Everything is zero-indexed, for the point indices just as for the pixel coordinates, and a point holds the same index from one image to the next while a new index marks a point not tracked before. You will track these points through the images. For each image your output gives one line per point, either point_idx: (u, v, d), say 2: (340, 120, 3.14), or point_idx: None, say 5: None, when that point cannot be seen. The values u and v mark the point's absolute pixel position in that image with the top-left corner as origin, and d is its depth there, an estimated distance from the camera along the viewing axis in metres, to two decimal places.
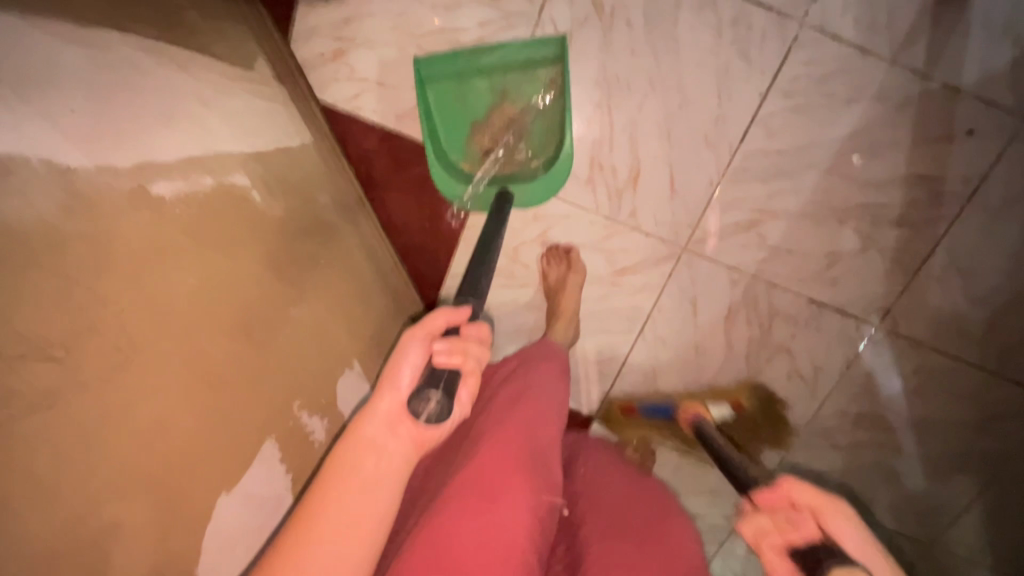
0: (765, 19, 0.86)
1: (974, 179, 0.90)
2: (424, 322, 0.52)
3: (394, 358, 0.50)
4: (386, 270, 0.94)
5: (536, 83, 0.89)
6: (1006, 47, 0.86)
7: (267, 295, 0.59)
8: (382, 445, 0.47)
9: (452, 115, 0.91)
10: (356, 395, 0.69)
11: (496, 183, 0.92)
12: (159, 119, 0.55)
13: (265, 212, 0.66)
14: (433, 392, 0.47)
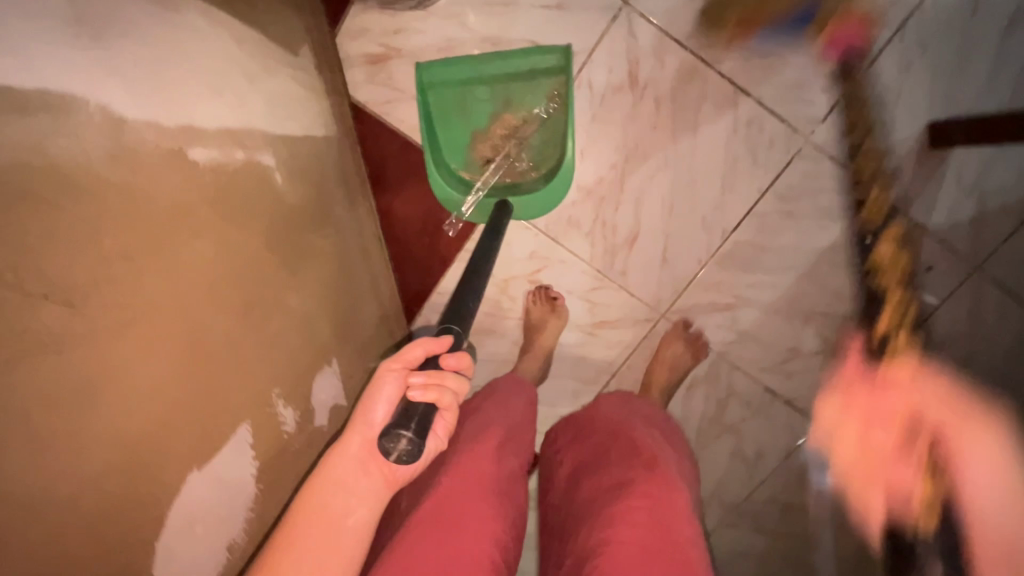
0: (776, 128, 0.93)
1: (924, 310, 0.97)
2: (401, 355, 0.54)
3: (369, 392, 0.52)
4: (379, 275, 0.95)
5: (538, 92, 0.91)
6: (969, 204, 0.92)
7: (268, 276, 0.59)
8: (352, 482, 0.50)
9: (453, 123, 0.92)
10: (329, 393, 0.69)
11: (495, 193, 0.93)
12: (206, 86, 0.55)
13: (282, 195, 0.66)
14: (404, 431, 0.47)
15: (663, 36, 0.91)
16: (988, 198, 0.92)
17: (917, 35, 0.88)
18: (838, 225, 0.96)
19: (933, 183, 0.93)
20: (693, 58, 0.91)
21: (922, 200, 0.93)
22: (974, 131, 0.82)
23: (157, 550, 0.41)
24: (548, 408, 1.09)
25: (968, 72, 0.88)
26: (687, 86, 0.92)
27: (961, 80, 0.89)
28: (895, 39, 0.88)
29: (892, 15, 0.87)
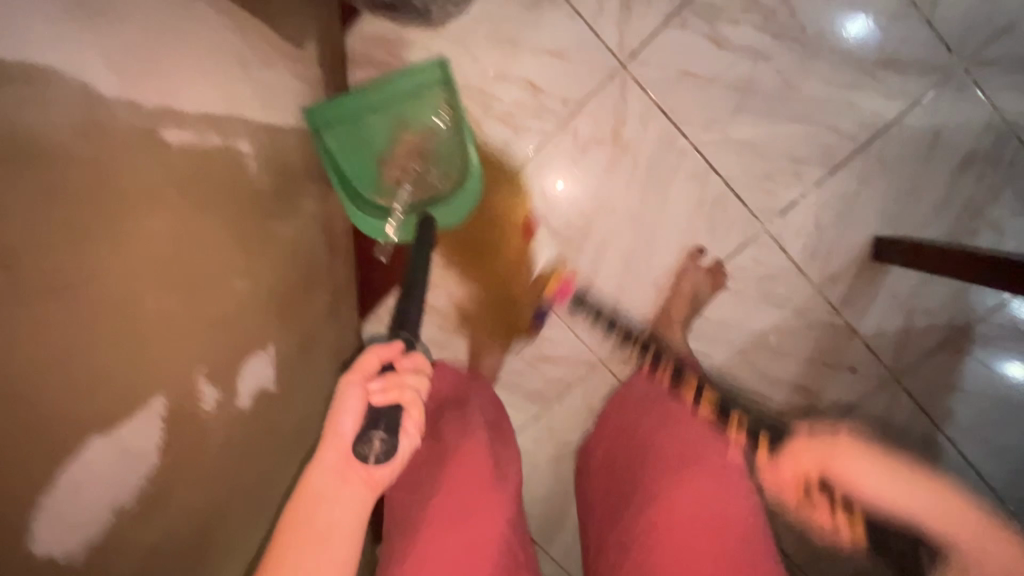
0: (739, 212, 0.98)
1: (843, 407, 1.02)
2: (359, 368, 0.67)
3: (337, 407, 0.64)
4: (336, 270, 0.96)
5: (427, 107, 0.94)
6: (899, 316, 0.99)
7: (220, 256, 0.62)
8: (332, 493, 0.59)
9: (358, 154, 0.92)
10: (261, 378, 0.70)
11: (415, 209, 0.96)
12: (194, 70, 0.58)
13: (251, 180, 0.69)
14: (375, 434, 0.61)
15: (651, 101, 0.96)
16: (918, 315, 0.99)
17: (881, 154, 0.95)
18: (779, 311, 1.00)
19: (871, 291, 0.99)
20: (675, 128, 0.96)
21: (858, 305, 0.99)
22: (911, 255, 0.88)
23: (42, 507, 0.42)
24: None
25: (925, 191, 0.95)
26: (666, 153, 0.97)
27: (914, 205, 0.95)
28: (860, 153, 0.95)
29: (861, 132, 0.94)
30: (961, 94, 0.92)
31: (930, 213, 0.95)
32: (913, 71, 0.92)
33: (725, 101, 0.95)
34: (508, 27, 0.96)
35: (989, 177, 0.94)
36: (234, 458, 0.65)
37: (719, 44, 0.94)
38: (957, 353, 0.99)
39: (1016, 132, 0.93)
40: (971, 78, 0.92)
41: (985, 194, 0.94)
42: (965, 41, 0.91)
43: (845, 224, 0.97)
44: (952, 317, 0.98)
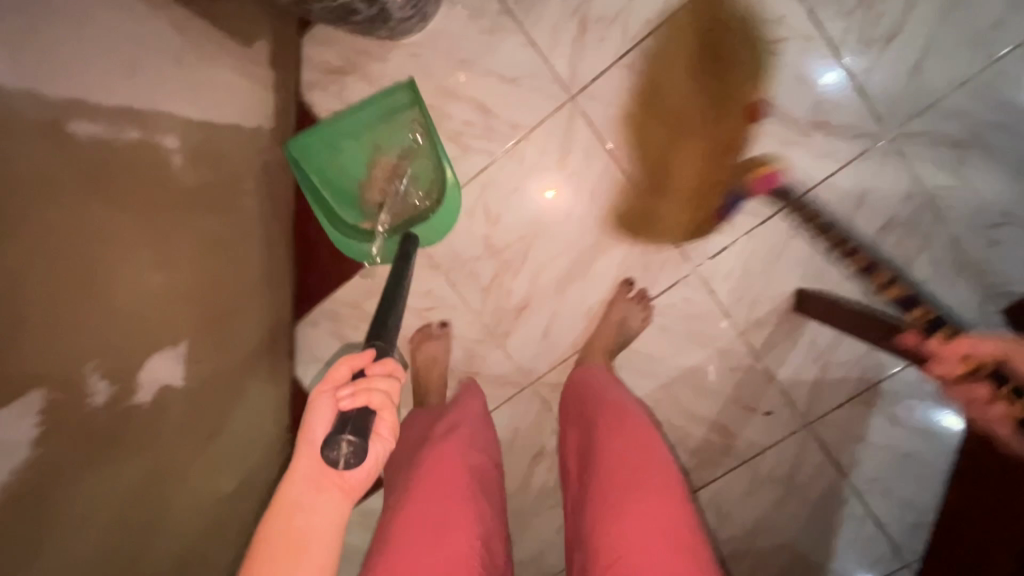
0: (671, 252, 1.00)
1: (756, 448, 1.05)
2: (330, 377, 0.58)
3: (308, 417, 0.55)
4: (274, 270, 0.99)
5: (402, 129, 0.96)
6: (814, 367, 1.01)
7: (127, 252, 0.63)
8: (307, 502, 0.51)
9: (337, 181, 0.96)
10: (165, 374, 0.73)
11: (396, 230, 0.96)
12: (113, 65, 0.59)
13: (176, 178, 0.70)
14: (342, 437, 0.50)
15: (597, 138, 0.97)
16: (832, 368, 1.01)
17: (809, 211, 0.96)
18: (705, 348, 1.03)
19: (792, 339, 1.01)
20: (618, 165, 0.97)
21: (778, 352, 1.01)
22: (826, 312, 0.92)
23: None
24: None
25: (852, 243, 0.96)
26: (605, 188, 0.98)
27: (835, 263, 0.97)
28: (790, 207, 0.96)
29: (792, 186, 0.95)
30: (890, 160, 0.93)
31: (850, 270, 0.97)
32: (845, 134, 0.93)
33: (667, 141, 0.96)
34: (461, 56, 0.96)
35: (907, 243, 0.95)
36: (127, 450, 0.67)
37: (666, 88, 0.94)
38: (866, 407, 1.01)
39: (935, 203, 0.93)
40: (899, 146, 0.92)
41: (902, 259, 0.96)
42: (895, 112, 0.91)
43: (768, 277, 0.99)
44: (863, 374, 1.01)
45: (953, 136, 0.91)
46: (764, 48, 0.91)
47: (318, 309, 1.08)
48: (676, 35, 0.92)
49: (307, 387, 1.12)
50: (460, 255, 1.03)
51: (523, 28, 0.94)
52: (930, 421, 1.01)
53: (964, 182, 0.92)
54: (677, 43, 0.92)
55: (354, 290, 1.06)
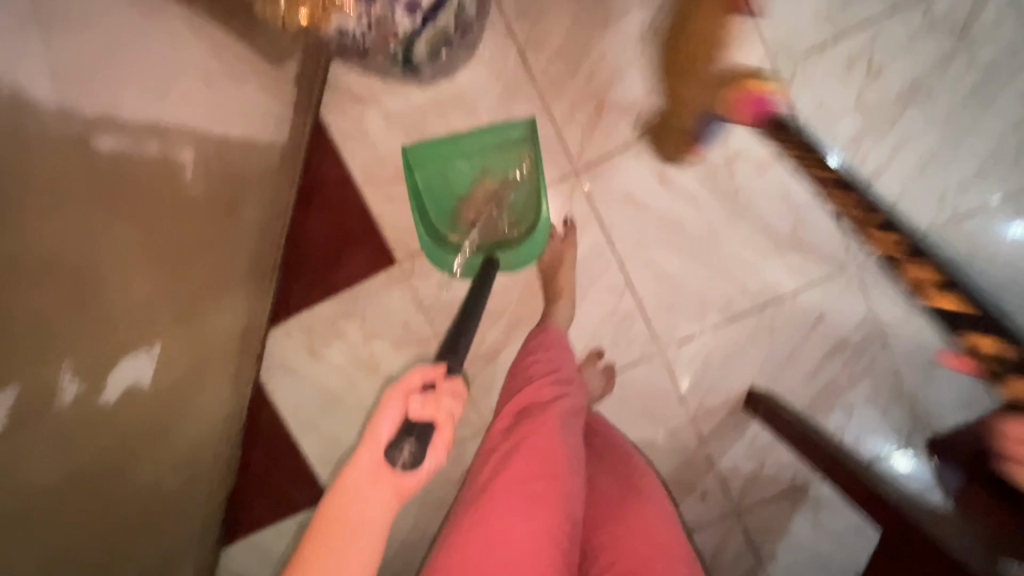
0: (642, 332, 1.05)
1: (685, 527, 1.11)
2: (403, 381, 0.67)
3: (378, 414, 0.66)
4: (259, 279, 1.00)
5: (511, 159, 0.99)
6: (752, 462, 1.08)
7: (122, 257, 0.65)
8: (363, 493, 0.61)
9: (438, 193, 1.00)
10: (134, 375, 0.74)
11: (481, 250, 0.99)
12: (152, 84, 0.61)
13: (185, 189, 0.73)
14: (406, 442, 0.63)
15: (594, 213, 1.02)
16: (768, 465, 1.08)
17: (772, 319, 1.03)
18: (654, 427, 1.08)
19: (736, 432, 1.07)
20: (609, 242, 1.02)
21: (722, 442, 1.08)
22: (770, 417, 0.98)
23: None
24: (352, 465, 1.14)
25: (807, 355, 1.04)
26: (592, 260, 1.03)
27: (789, 369, 1.04)
28: (755, 313, 1.03)
29: (762, 294, 1.02)
30: (851, 288, 1.01)
31: (800, 380, 1.05)
32: (818, 256, 1.00)
33: (658, 231, 1.01)
34: (479, 112, 1.00)
35: (853, 364, 1.03)
36: (80, 445, 0.68)
37: (664, 182, 1.00)
38: (790, 506, 1.08)
39: (884, 335, 1.02)
40: (860, 277, 1.01)
41: (847, 377, 1.04)
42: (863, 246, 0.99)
43: (726, 372, 1.05)
44: (794, 475, 1.08)
45: None
46: (759, 164, 0.98)
47: (295, 320, 1.09)
48: None
49: (268, 392, 1.13)
50: (442, 294, 1.06)
51: (542, 99, 0.99)
52: (848, 530, 1.08)
53: (911, 319, 1.01)
54: (682, 143, 0.98)
55: (334, 308, 1.08)
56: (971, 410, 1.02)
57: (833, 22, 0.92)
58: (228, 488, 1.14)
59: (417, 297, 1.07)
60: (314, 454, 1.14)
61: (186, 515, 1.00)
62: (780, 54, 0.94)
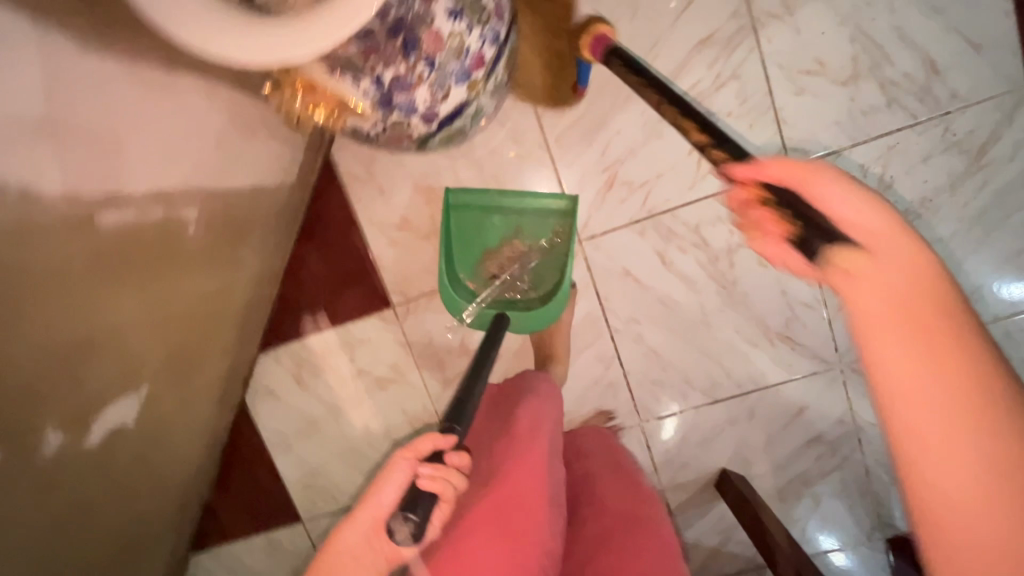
0: (625, 403, 1.06)
1: None
2: (414, 445, 0.65)
3: (381, 475, 0.65)
4: (252, 314, 1.01)
5: (546, 226, 0.98)
6: (716, 538, 1.10)
7: (116, 316, 0.65)
8: (353, 558, 0.62)
9: (467, 240, 0.99)
10: (118, 418, 0.75)
11: (494, 305, 0.99)
12: (163, 155, 0.63)
13: (187, 244, 0.73)
14: (409, 516, 0.59)
15: (591, 283, 1.02)
16: (731, 541, 1.10)
17: (753, 405, 1.04)
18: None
19: (704, 507, 1.09)
20: (603, 312, 1.03)
21: (689, 515, 1.10)
22: (737, 502, 0.99)
23: None
24: (327, 493, 1.16)
25: (783, 443, 1.05)
26: (584, 328, 1.04)
27: (762, 455, 1.06)
28: (738, 398, 1.04)
29: (746, 381, 1.03)
30: (834, 386, 1.02)
31: (773, 467, 1.06)
32: (806, 352, 1.01)
33: (653, 308, 1.02)
34: (490, 170, 1.00)
35: (826, 458, 1.05)
36: (58, 490, 0.68)
37: (664, 261, 1.00)
38: None
39: (860, 435, 1.03)
40: (844, 377, 1.01)
41: (818, 469, 1.06)
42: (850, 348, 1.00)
43: (703, 450, 1.07)
44: (755, 555, 1.10)
45: None
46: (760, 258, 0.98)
47: (285, 349, 1.10)
48: (687, 221, 0.98)
49: (251, 414, 1.14)
50: (432, 342, 1.07)
51: (554, 166, 0.98)
52: None
53: None
54: (687, 226, 0.98)
55: (324, 343, 1.09)
56: None
57: (851, 129, 0.92)
58: (202, 500, 1.16)
59: (407, 342, 1.07)
60: (290, 479, 1.16)
61: (157, 531, 1.02)
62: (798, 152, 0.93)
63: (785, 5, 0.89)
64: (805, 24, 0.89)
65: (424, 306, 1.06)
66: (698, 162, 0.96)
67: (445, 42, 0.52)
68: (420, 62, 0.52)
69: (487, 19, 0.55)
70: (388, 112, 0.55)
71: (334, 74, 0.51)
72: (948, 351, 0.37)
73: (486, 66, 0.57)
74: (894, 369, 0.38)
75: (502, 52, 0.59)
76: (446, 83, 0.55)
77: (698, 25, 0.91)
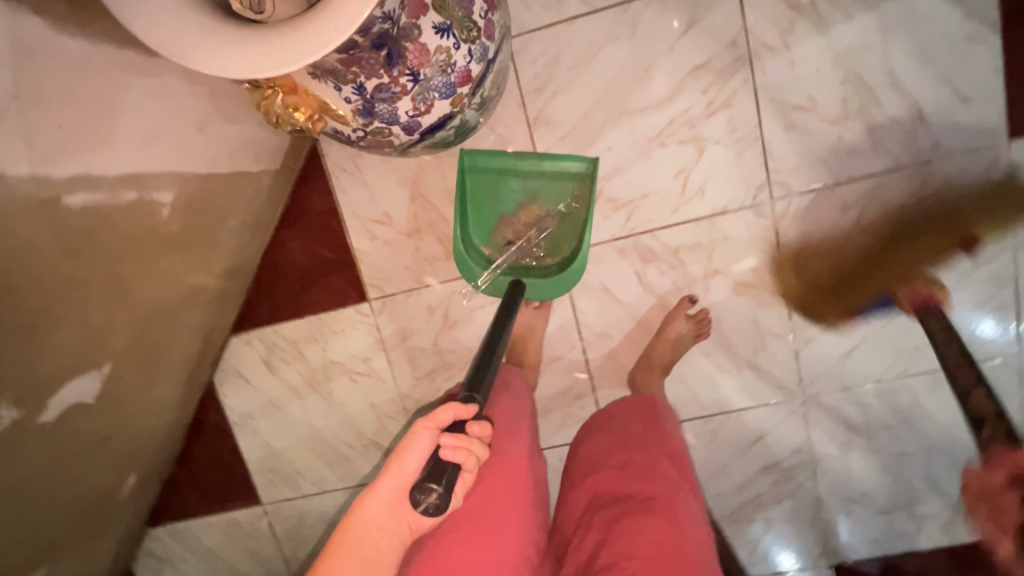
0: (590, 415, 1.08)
1: None
2: (433, 415, 0.66)
3: (406, 445, 0.67)
4: (227, 296, 1.00)
5: (564, 191, 0.96)
6: None
7: (84, 294, 0.65)
8: (381, 525, 0.65)
9: (484, 203, 0.97)
10: (78, 396, 0.74)
11: (510, 272, 0.99)
12: (137, 139, 0.63)
13: (161, 226, 0.72)
14: (432, 486, 0.60)
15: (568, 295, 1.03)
16: None
17: (715, 427, 1.06)
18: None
19: None
20: (577, 324, 1.04)
21: None
22: None
23: None
24: (288, 477, 1.16)
25: (740, 466, 1.08)
26: (556, 338, 1.05)
27: (720, 476, 1.09)
28: (701, 420, 1.06)
29: (711, 404, 1.05)
30: (795, 417, 1.04)
31: (729, 489, 1.09)
32: (771, 381, 1.03)
33: (627, 325, 1.03)
34: None
35: (781, 485, 1.07)
36: (8, 465, 0.67)
37: (642, 281, 1.01)
38: None
39: (816, 465, 1.06)
40: (806, 408, 1.03)
41: (772, 494, 1.08)
42: (815, 381, 1.02)
43: None
44: None
45: (849, 420, 1.03)
46: (736, 286, 0.99)
47: (256, 333, 1.10)
48: (669, 243, 0.99)
49: (218, 394, 1.14)
50: (405, 339, 1.07)
51: None
52: None
53: (844, 459, 1.05)
54: (667, 249, 0.99)
55: (296, 330, 1.09)
56: (878, 548, 1.08)
57: (833, 166, 0.93)
58: (163, 476, 1.16)
59: (381, 337, 1.08)
60: (253, 461, 1.16)
61: (117, 505, 1.02)
62: (781, 185, 0.95)
63: (784, 39, 0.90)
64: (801, 59, 0.90)
65: (400, 303, 1.06)
66: (684, 186, 0.96)
67: (431, 56, 0.51)
68: (403, 75, 0.51)
69: (475, 36, 0.55)
70: (369, 120, 0.55)
71: (315, 78, 0.51)
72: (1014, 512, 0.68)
73: (471, 81, 0.57)
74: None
75: (489, 69, 0.60)
76: (429, 97, 0.55)
77: (695, 50, 0.91)
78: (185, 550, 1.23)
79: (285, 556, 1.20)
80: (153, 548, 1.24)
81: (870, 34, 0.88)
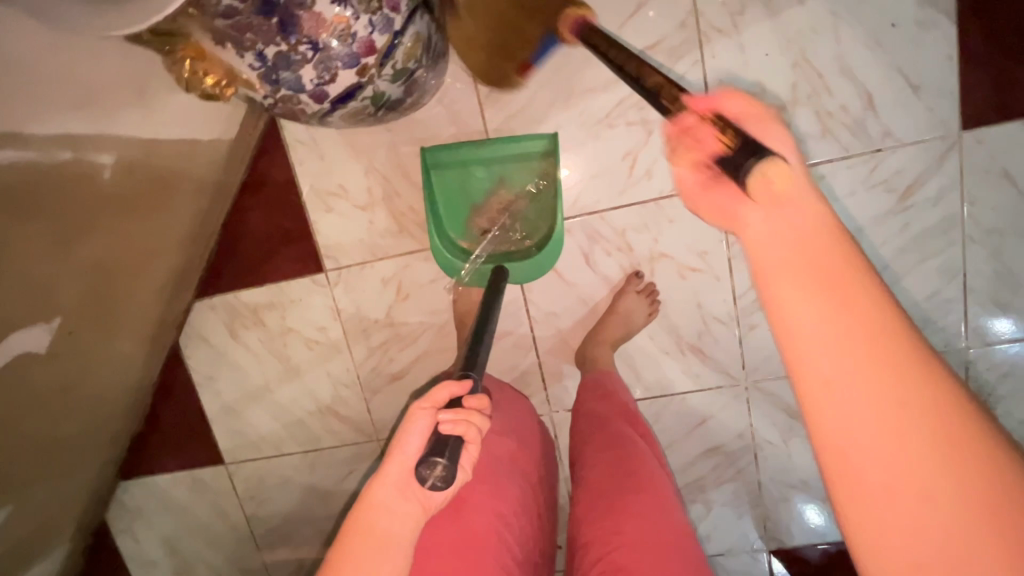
0: (538, 392, 1.10)
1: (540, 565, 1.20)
2: (429, 395, 0.66)
3: (404, 428, 0.64)
4: (187, 264, 1.05)
5: (529, 171, 0.99)
6: None
7: (28, 247, 0.69)
8: (390, 505, 0.62)
9: (454, 196, 1.00)
10: (29, 345, 0.78)
11: (491, 260, 1.03)
12: (71, 102, 0.68)
13: (103, 187, 0.76)
14: (438, 460, 0.59)
15: None
16: None
17: (659, 409, 1.08)
18: None
19: None
20: (527, 303, 1.06)
21: None
22: None
23: None
24: (249, 439, 1.21)
25: (683, 447, 1.09)
26: (505, 315, 1.07)
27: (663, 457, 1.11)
28: (645, 402, 1.08)
29: (655, 386, 1.06)
30: (736, 402, 1.05)
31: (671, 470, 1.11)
32: (715, 366, 1.04)
33: (574, 304, 1.05)
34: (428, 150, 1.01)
35: (722, 469, 1.09)
36: None
37: (589, 261, 1.02)
38: None
39: (757, 451, 1.07)
40: (748, 394, 1.04)
41: (714, 477, 1.09)
42: (758, 367, 1.03)
43: None
44: None
45: (791, 407, 1.04)
46: (680, 269, 1.00)
47: (219, 298, 1.14)
48: (615, 225, 1.00)
49: (183, 356, 1.19)
50: (360, 310, 1.10)
51: None
52: None
53: (785, 446, 1.06)
54: (614, 230, 1.00)
55: (257, 298, 1.13)
56: (819, 535, 1.09)
57: None
58: (133, 432, 1.22)
59: (337, 307, 1.11)
60: (215, 421, 1.21)
61: (87, 455, 1.08)
62: None
63: (733, 21, 0.89)
64: (751, 43, 0.89)
65: (354, 275, 1.08)
66: (630, 167, 0.97)
67: (328, 24, 0.53)
68: (301, 43, 0.53)
69: (377, 6, 0.56)
70: (276, 88, 0.57)
71: (219, 45, 0.53)
72: (944, 409, 0.30)
73: (377, 52, 0.59)
74: (808, 334, 0.32)
75: (398, 40, 0.61)
76: (332, 66, 0.56)
77: (644, 34, 0.91)
78: (154, 503, 1.29)
79: (247, 514, 1.26)
80: (125, 501, 1.30)
81: (821, 18, 0.87)
